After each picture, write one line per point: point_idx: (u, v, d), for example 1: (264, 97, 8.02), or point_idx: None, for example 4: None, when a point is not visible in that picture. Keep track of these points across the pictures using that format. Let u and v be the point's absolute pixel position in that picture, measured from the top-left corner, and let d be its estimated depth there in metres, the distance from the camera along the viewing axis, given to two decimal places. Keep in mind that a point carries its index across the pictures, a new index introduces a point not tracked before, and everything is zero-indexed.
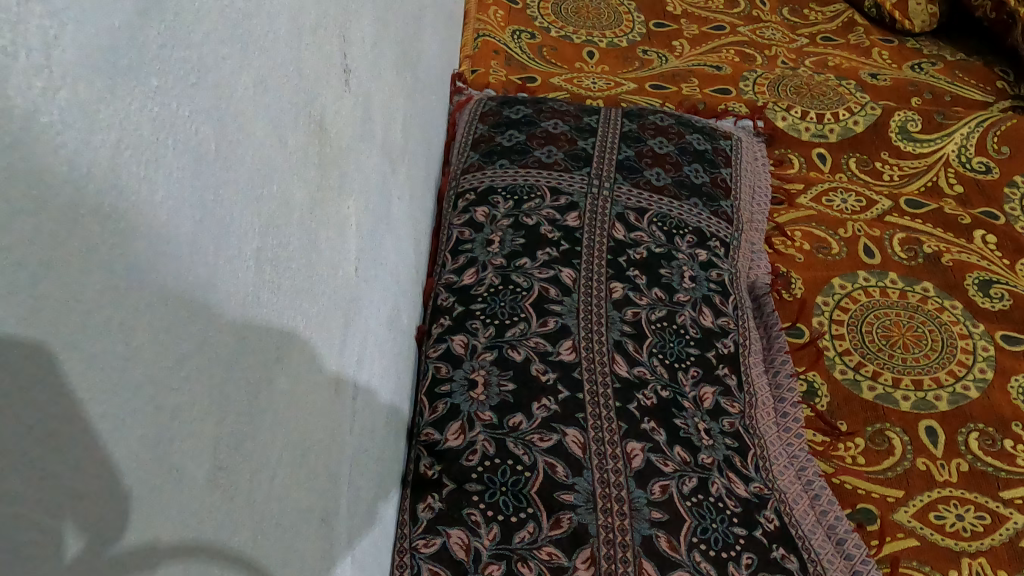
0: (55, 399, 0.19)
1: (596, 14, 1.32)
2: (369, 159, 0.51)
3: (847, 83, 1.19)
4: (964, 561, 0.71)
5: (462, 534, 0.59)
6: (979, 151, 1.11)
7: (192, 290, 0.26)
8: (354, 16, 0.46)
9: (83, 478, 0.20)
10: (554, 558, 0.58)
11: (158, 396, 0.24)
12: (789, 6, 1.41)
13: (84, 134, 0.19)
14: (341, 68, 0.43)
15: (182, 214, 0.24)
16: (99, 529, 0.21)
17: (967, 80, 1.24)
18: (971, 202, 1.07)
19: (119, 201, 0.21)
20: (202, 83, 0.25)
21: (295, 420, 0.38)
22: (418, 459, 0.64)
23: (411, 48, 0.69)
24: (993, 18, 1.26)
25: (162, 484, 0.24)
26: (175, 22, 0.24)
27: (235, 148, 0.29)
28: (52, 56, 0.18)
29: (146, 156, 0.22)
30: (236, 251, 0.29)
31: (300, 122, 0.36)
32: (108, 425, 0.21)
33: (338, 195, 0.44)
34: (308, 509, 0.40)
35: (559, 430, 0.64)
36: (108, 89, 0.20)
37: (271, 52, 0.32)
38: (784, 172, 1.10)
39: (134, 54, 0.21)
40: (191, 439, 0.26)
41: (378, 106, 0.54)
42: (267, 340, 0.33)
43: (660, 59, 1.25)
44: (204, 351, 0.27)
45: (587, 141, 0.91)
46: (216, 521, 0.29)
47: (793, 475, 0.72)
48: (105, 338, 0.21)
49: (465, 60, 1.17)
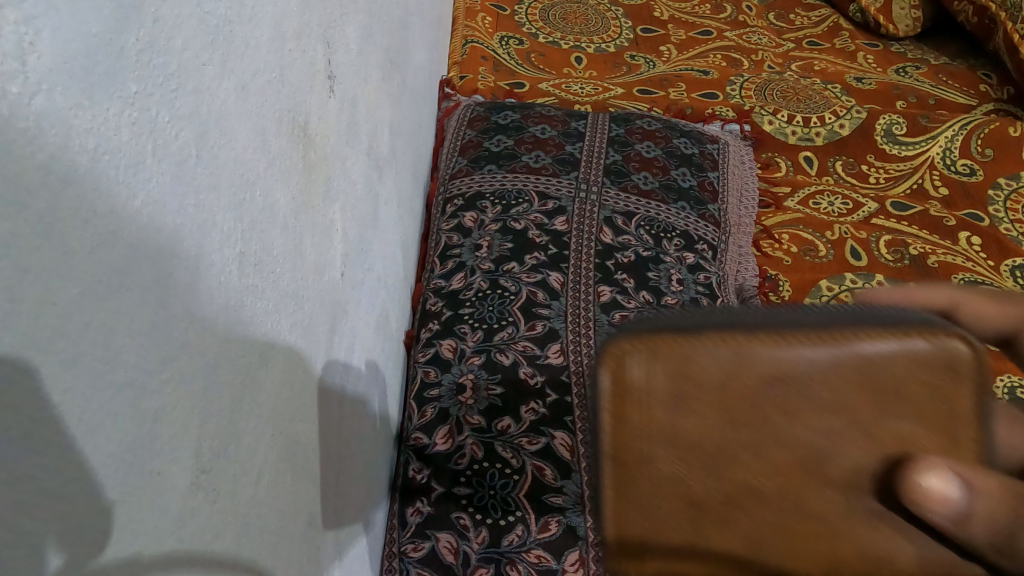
0: (34, 402, 0.19)
1: (584, 19, 1.33)
2: (355, 164, 0.52)
3: (833, 87, 1.20)
4: None
5: (451, 538, 0.60)
6: (964, 152, 1.11)
7: (172, 294, 0.26)
8: (339, 24, 0.46)
9: (61, 481, 0.20)
10: (543, 561, 0.59)
11: (137, 398, 0.24)
12: (776, 11, 1.42)
13: (62, 139, 0.19)
14: (326, 75, 0.44)
15: (163, 218, 0.25)
16: (77, 531, 0.21)
17: (951, 83, 1.25)
18: (955, 204, 1.07)
19: (97, 205, 0.21)
20: (181, 89, 0.26)
21: (281, 424, 0.38)
22: (407, 463, 0.65)
23: (397, 55, 0.69)
24: (975, 21, 1.27)
25: (142, 490, 0.24)
26: (154, 29, 0.24)
27: (217, 150, 0.29)
28: (28, 62, 0.18)
29: (125, 161, 0.22)
30: (218, 255, 0.29)
31: (285, 128, 0.37)
32: (86, 428, 0.21)
33: (325, 201, 0.44)
34: (295, 510, 0.40)
35: (547, 433, 0.64)
36: (86, 93, 0.20)
37: (253, 58, 0.32)
38: (771, 175, 1.11)
39: (112, 59, 0.21)
40: (173, 444, 0.26)
41: (364, 113, 0.55)
42: (251, 342, 0.33)
43: (648, 64, 1.26)
44: (186, 356, 0.27)
45: (574, 146, 0.92)
46: (201, 523, 0.29)
47: None
48: (84, 342, 0.21)
49: (454, 67, 1.18)
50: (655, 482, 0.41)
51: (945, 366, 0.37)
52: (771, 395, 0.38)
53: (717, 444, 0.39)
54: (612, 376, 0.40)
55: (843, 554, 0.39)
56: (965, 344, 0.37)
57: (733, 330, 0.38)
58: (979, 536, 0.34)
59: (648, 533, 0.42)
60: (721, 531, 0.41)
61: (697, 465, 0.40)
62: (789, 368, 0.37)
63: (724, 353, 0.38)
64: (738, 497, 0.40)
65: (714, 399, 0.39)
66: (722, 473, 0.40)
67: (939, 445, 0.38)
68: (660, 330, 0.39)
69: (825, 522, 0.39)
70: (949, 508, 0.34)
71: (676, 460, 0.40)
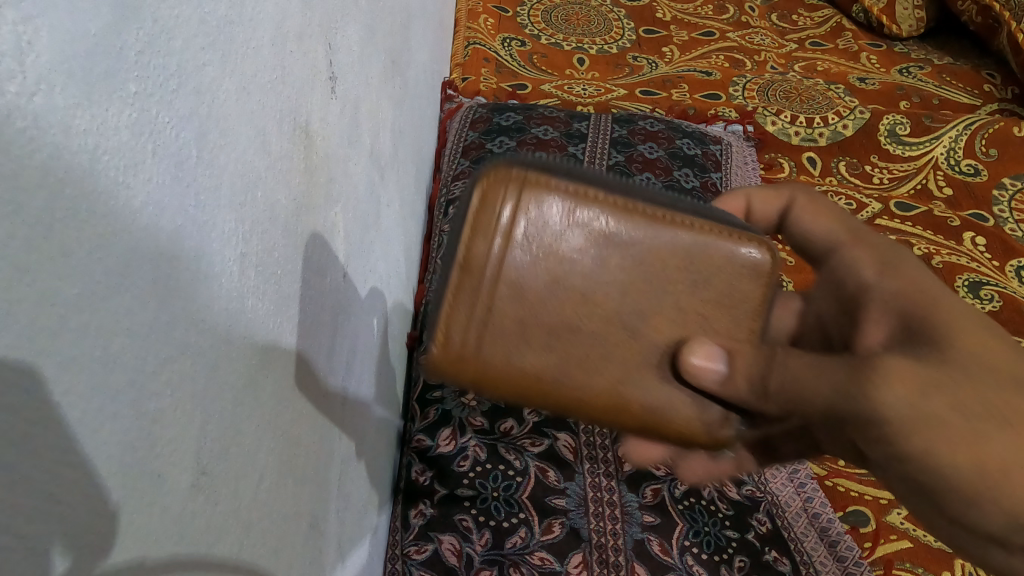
0: (33, 403, 0.18)
1: (586, 20, 1.33)
2: (357, 166, 0.52)
3: (835, 88, 1.20)
4: (958, 561, 0.73)
5: (454, 540, 0.60)
6: (967, 153, 1.11)
7: (173, 295, 0.25)
8: (340, 24, 0.46)
9: (61, 483, 0.20)
10: (547, 563, 0.59)
11: (137, 400, 0.24)
12: (778, 11, 1.42)
13: (60, 139, 0.19)
14: (328, 76, 0.43)
15: (163, 220, 0.24)
16: (79, 532, 0.21)
17: (955, 83, 1.25)
18: (960, 204, 1.07)
19: (96, 205, 0.21)
20: (181, 90, 0.25)
21: (282, 424, 0.38)
22: (410, 466, 0.65)
23: (399, 56, 0.69)
24: (979, 21, 1.27)
25: (144, 491, 0.24)
26: (154, 29, 0.24)
27: (217, 152, 0.29)
28: (26, 61, 0.18)
29: (124, 162, 0.22)
30: (219, 257, 0.29)
31: (285, 129, 0.36)
32: (86, 429, 0.21)
33: (325, 202, 0.44)
34: (297, 512, 0.40)
35: (550, 435, 0.68)
36: (85, 94, 0.20)
37: (254, 58, 0.32)
38: (774, 176, 1.11)
39: (110, 60, 0.21)
40: (173, 446, 0.26)
41: (365, 113, 0.54)
42: (252, 344, 0.33)
43: (650, 66, 1.26)
44: (186, 358, 0.27)
45: (576, 147, 0.92)
46: (203, 526, 0.29)
47: (785, 478, 0.74)
48: (84, 344, 0.21)
49: (456, 69, 1.17)
50: (493, 315, 0.44)
51: (749, 267, 0.46)
52: (613, 249, 0.44)
53: (556, 290, 0.44)
54: (480, 197, 0.42)
55: (629, 407, 0.46)
56: (770, 254, 0.46)
57: (589, 186, 0.44)
58: (742, 391, 0.44)
59: (472, 361, 0.44)
60: (534, 366, 0.44)
61: (534, 301, 0.44)
62: (629, 230, 0.44)
63: (581, 203, 0.43)
64: (561, 337, 0.44)
65: (569, 245, 0.43)
66: (555, 317, 0.44)
67: (729, 329, 0.46)
68: (535, 169, 0.43)
69: (619, 374, 0.45)
70: (714, 362, 0.44)
71: (517, 297, 0.43)
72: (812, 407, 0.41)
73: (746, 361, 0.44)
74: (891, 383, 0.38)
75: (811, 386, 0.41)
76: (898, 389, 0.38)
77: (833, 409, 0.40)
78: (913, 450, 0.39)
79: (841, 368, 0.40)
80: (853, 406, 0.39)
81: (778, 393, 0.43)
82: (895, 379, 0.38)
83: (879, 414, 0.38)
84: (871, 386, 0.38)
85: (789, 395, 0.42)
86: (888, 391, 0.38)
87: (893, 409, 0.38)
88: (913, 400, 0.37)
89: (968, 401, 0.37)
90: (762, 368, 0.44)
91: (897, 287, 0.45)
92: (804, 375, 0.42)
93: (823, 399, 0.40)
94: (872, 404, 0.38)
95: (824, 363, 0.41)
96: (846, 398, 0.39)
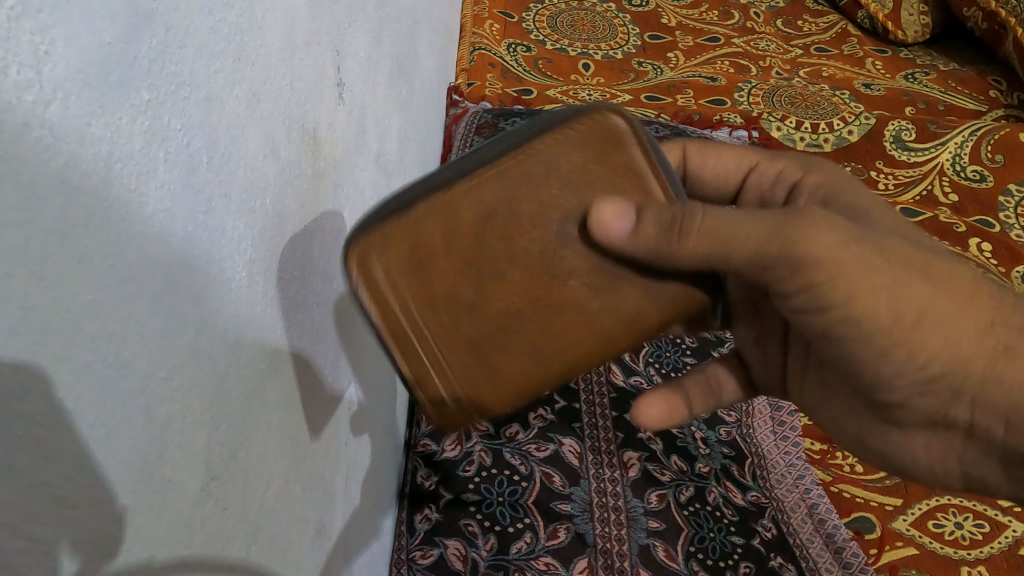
0: (48, 410, 0.19)
1: (591, 26, 1.33)
2: (363, 172, 0.52)
3: (840, 94, 1.21)
4: (964, 568, 0.74)
5: (459, 545, 0.60)
6: (973, 159, 1.11)
7: (183, 299, 0.26)
8: (347, 31, 0.46)
9: (76, 489, 0.20)
10: (552, 568, 0.60)
11: (148, 407, 0.24)
12: (784, 17, 1.42)
13: (75, 148, 0.19)
14: (335, 83, 0.44)
15: (174, 226, 0.25)
16: (92, 537, 0.21)
17: (960, 89, 1.25)
18: (966, 210, 1.06)
19: (110, 213, 0.21)
20: (193, 97, 0.26)
21: (290, 430, 0.38)
22: (415, 470, 0.65)
23: (405, 62, 0.69)
24: (985, 27, 1.27)
25: (154, 495, 0.24)
26: (166, 38, 0.24)
27: (228, 159, 0.29)
28: (43, 72, 0.18)
29: (137, 169, 0.22)
30: (228, 262, 0.29)
31: (294, 136, 0.37)
32: (99, 435, 0.21)
33: (333, 208, 0.44)
34: (304, 517, 0.40)
35: (555, 440, 0.68)
36: (99, 102, 0.20)
37: (263, 67, 0.32)
38: None
39: (123, 69, 0.21)
40: (183, 450, 0.26)
41: (372, 119, 0.54)
42: (261, 349, 0.33)
43: (655, 71, 1.26)
44: (196, 362, 0.27)
45: None
46: (211, 531, 0.29)
47: (790, 483, 0.74)
48: (98, 348, 0.21)
49: (461, 74, 1.17)
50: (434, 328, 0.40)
51: (609, 139, 0.40)
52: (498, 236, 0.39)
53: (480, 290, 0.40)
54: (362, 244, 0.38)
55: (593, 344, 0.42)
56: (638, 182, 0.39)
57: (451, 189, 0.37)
58: (653, 239, 0.39)
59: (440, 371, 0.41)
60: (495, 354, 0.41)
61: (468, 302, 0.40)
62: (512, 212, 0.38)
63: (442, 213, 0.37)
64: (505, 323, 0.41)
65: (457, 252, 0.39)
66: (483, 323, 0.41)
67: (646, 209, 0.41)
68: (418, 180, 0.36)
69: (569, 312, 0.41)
70: (623, 231, 0.39)
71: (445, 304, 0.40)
72: (737, 254, 0.39)
73: (657, 211, 0.39)
74: (826, 228, 0.39)
75: (739, 236, 0.39)
76: (824, 229, 0.39)
77: (758, 259, 0.39)
78: (842, 296, 0.40)
79: (773, 219, 0.39)
80: (786, 250, 0.39)
81: (696, 238, 0.39)
82: (828, 224, 0.39)
83: (818, 256, 0.39)
84: (808, 230, 0.38)
85: (708, 239, 0.39)
86: (827, 234, 0.39)
87: (827, 252, 0.39)
88: (849, 244, 0.39)
89: (894, 252, 0.41)
90: (676, 214, 0.39)
91: (819, 180, 0.52)
92: (730, 229, 0.39)
93: (756, 241, 0.39)
94: (812, 243, 0.38)
95: (760, 215, 0.39)
96: (777, 243, 0.38)
